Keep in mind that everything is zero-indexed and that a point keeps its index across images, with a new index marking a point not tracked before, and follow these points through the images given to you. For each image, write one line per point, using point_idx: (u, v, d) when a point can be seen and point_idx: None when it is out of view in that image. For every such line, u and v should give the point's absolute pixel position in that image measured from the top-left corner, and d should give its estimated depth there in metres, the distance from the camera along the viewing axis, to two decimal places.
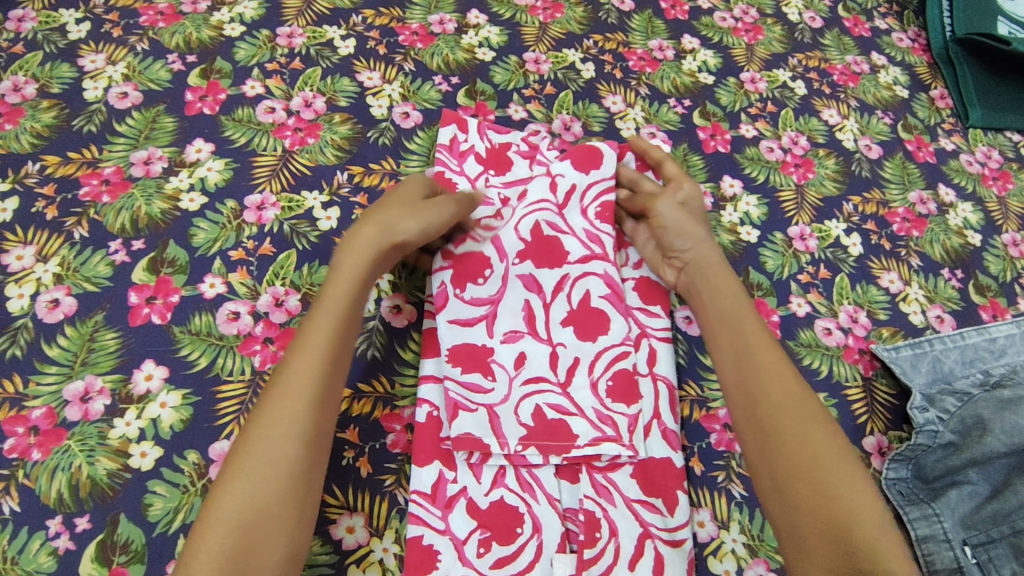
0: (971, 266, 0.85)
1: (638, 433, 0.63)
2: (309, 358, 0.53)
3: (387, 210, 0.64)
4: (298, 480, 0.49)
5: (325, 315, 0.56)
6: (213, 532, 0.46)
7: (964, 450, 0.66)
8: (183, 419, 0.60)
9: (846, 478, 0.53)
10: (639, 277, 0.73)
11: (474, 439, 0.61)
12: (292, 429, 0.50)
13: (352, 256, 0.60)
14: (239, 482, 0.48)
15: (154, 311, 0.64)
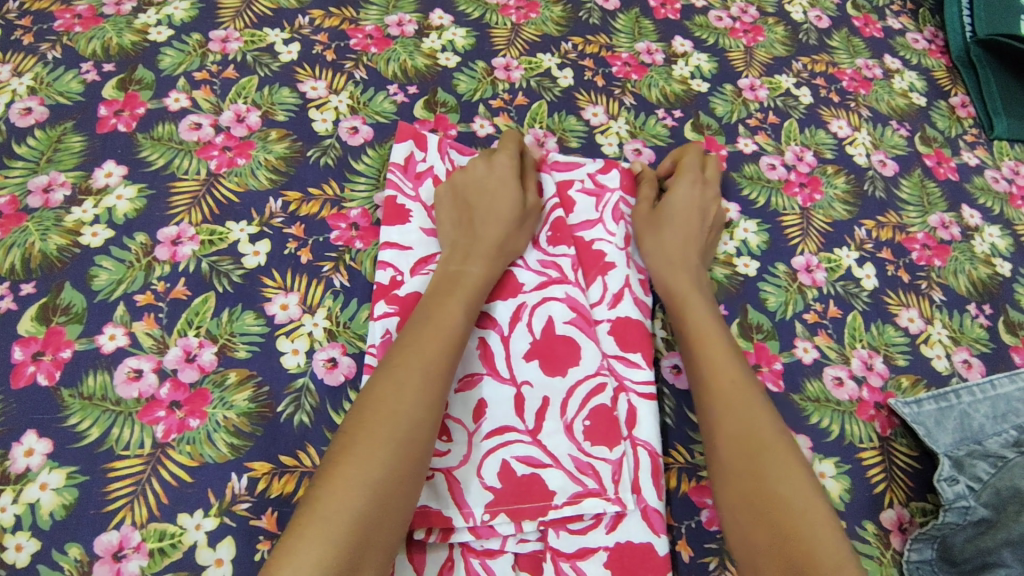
0: (1001, 300, 0.75)
1: (624, 484, 0.55)
2: (434, 357, 0.52)
3: (501, 215, 0.63)
4: (412, 482, 0.47)
5: (450, 312, 0.55)
6: (328, 527, 0.42)
7: (999, 529, 0.56)
8: (66, 505, 0.50)
9: (789, 499, 0.50)
10: (616, 319, 0.62)
11: (429, 511, 0.52)
12: (417, 430, 0.48)
13: (471, 266, 0.59)
14: (358, 476, 0.45)
15: (40, 369, 0.54)
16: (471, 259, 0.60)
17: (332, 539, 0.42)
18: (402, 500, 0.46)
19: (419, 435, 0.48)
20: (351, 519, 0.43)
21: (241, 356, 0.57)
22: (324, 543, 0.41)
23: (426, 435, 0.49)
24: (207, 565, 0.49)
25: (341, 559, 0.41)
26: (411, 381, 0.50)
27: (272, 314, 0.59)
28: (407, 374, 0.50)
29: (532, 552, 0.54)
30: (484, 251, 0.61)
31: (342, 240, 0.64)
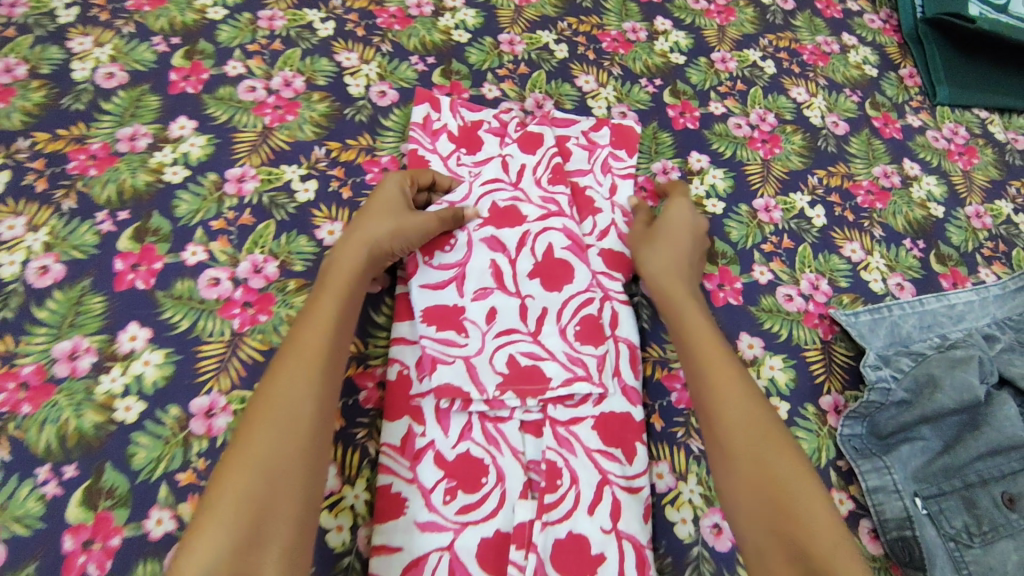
0: (934, 236, 0.87)
1: (607, 373, 0.68)
2: (308, 346, 0.57)
3: (379, 214, 0.69)
4: (303, 454, 0.52)
5: (325, 306, 0.61)
6: (221, 511, 0.48)
7: (916, 407, 0.69)
8: (166, 376, 0.63)
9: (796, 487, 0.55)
10: (604, 248, 0.76)
11: (453, 387, 0.65)
12: (297, 412, 0.54)
13: (342, 257, 0.65)
14: (245, 460, 0.50)
15: (138, 277, 0.67)
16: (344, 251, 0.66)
17: (231, 519, 0.48)
18: (297, 471, 0.51)
19: (304, 415, 0.54)
20: (240, 497, 0.48)
21: (298, 269, 0.70)
22: (218, 525, 0.47)
23: (312, 411, 0.54)
24: None
25: (241, 528, 0.47)
26: (291, 371, 0.56)
27: (321, 238, 0.72)
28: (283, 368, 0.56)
29: (535, 420, 0.66)
30: (355, 250, 0.66)
31: (376, 181, 0.77)
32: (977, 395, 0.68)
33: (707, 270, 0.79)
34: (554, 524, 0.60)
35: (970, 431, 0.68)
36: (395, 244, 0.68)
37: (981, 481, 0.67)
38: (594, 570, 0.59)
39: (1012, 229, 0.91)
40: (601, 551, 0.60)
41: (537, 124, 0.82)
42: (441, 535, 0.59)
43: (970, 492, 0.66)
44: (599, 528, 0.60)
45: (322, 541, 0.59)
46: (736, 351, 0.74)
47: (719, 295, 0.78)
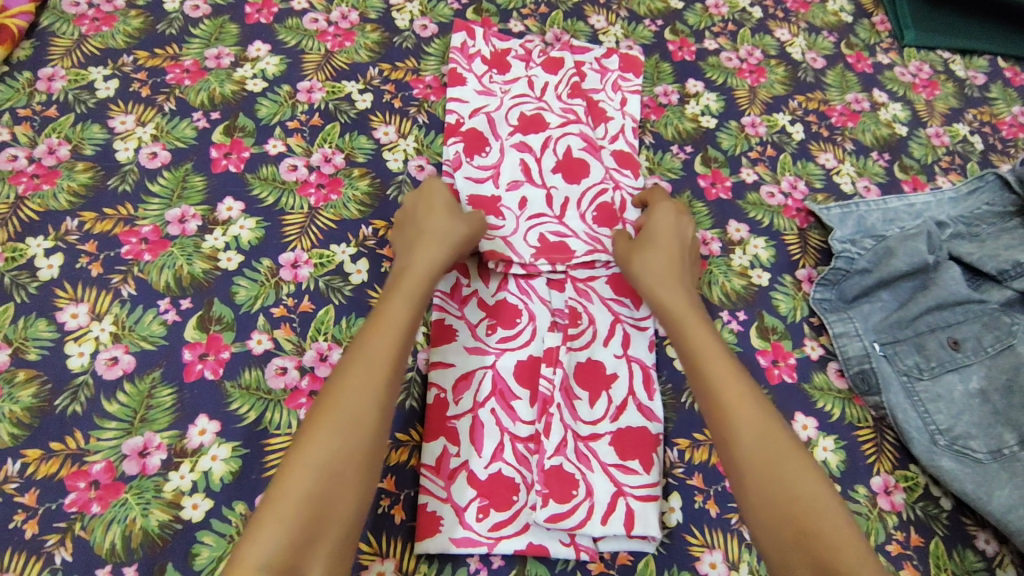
0: (897, 151, 1.02)
1: None
2: (376, 357, 0.60)
3: (450, 215, 0.74)
4: (361, 457, 0.56)
5: (396, 311, 0.64)
6: (280, 508, 0.52)
7: (876, 273, 0.83)
8: (258, 237, 0.77)
9: (795, 496, 0.57)
10: (616, 150, 0.89)
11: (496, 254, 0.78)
12: (358, 416, 0.57)
13: (419, 257, 0.70)
14: (306, 459, 0.54)
15: (231, 162, 0.82)
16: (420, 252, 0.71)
17: (291, 516, 0.52)
18: (351, 473, 0.55)
19: (361, 425, 0.57)
20: (301, 497, 0.52)
21: (361, 161, 0.85)
22: (278, 522, 0.51)
23: (372, 417, 0.58)
24: (351, 272, 0.77)
25: (299, 526, 0.51)
26: (354, 374, 0.59)
27: (378, 138, 0.87)
28: (347, 378, 0.59)
29: (560, 278, 0.79)
30: (433, 250, 0.70)
31: (421, 95, 0.92)
32: (925, 259, 0.81)
33: (701, 172, 0.93)
34: (576, 350, 0.74)
35: (921, 292, 0.82)
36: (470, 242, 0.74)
37: (930, 330, 0.80)
38: (608, 385, 0.72)
39: (967, 146, 1.05)
40: (614, 372, 0.73)
41: (557, 52, 0.96)
42: (484, 356, 0.73)
43: (920, 340, 0.80)
44: (612, 354, 0.74)
45: None
46: (725, 233, 0.88)
47: (711, 192, 0.92)
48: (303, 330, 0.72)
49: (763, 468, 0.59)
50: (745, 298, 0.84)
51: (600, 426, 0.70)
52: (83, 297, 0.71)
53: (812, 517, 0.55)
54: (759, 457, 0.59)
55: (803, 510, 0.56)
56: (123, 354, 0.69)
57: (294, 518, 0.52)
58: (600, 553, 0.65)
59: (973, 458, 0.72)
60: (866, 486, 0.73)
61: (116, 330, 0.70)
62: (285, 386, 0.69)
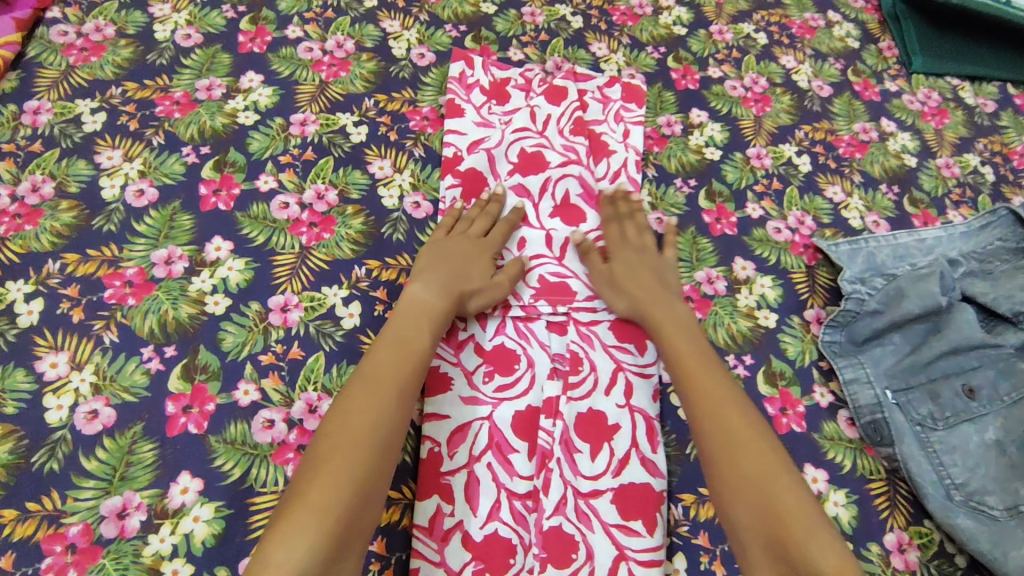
0: (907, 183, 0.99)
1: None
2: (398, 381, 0.63)
3: (470, 269, 0.74)
4: (378, 472, 0.57)
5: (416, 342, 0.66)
6: (305, 510, 0.52)
7: (886, 315, 0.81)
8: (247, 279, 0.74)
9: (794, 508, 0.58)
10: (616, 190, 0.87)
11: None
12: (381, 433, 0.59)
13: (433, 303, 0.70)
14: (332, 469, 0.55)
15: (220, 200, 0.79)
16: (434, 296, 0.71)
17: (311, 517, 0.52)
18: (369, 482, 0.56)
19: (382, 441, 0.59)
20: (322, 500, 0.53)
21: (355, 197, 0.82)
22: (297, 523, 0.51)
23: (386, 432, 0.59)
24: (343, 316, 0.74)
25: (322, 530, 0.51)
26: (377, 394, 0.61)
27: (373, 172, 0.84)
28: (370, 393, 0.61)
29: (560, 322, 0.77)
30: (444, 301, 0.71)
31: (418, 127, 0.89)
32: (937, 301, 0.79)
33: (706, 206, 0.90)
34: (576, 400, 0.71)
35: (933, 335, 0.79)
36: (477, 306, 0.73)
37: (945, 375, 0.77)
38: (610, 437, 0.69)
39: (978, 178, 1.02)
40: (616, 423, 0.70)
41: (560, 80, 0.93)
42: (481, 407, 0.70)
43: (934, 386, 0.77)
44: (614, 404, 0.71)
45: None
46: (731, 272, 0.85)
47: (716, 227, 0.89)
48: (292, 379, 0.70)
49: (761, 480, 0.60)
50: (751, 340, 0.81)
51: (601, 483, 0.67)
52: (63, 345, 0.68)
53: (810, 527, 0.56)
54: (755, 468, 0.60)
55: (803, 521, 0.57)
56: (104, 406, 0.66)
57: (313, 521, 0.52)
58: None
59: (989, 515, 0.68)
60: (879, 543, 0.70)
61: (97, 380, 0.67)
62: (272, 440, 0.66)
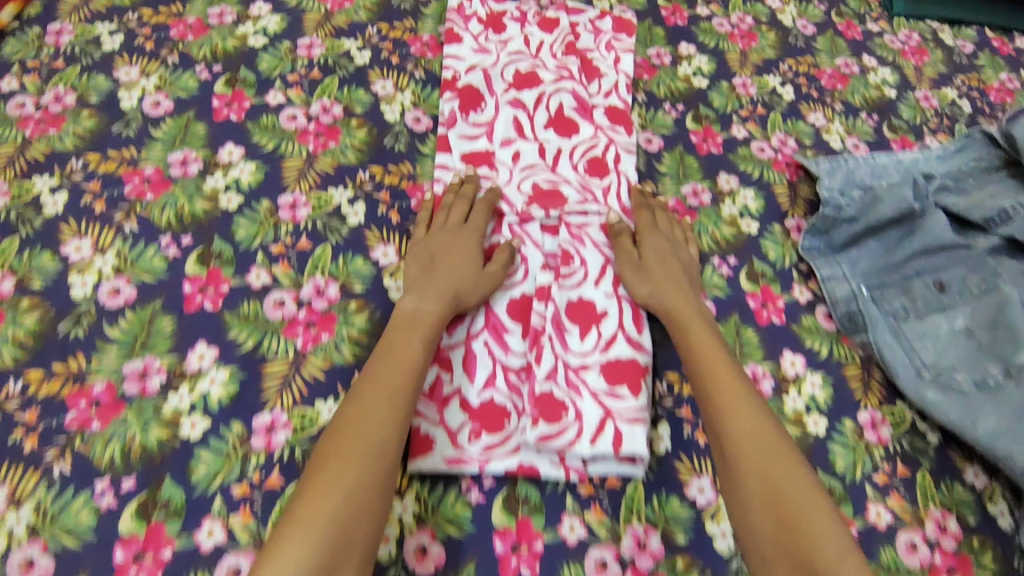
0: (886, 112, 1.03)
1: (613, 197, 0.83)
2: (397, 380, 0.62)
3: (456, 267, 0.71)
4: (379, 487, 0.57)
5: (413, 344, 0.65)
6: (306, 530, 0.52)
7: (863, 220, 0.85)
8: (258, 180, 0.79)
9: (807, 510, 0.58)
10: (608, 106, 0.90)
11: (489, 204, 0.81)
12: (381, 447, 0.58)
13: (424, 309, 0.68)
14: (333, 485, 0.55)
15: (232, 111, 0.84)
16: (425, 301, 0.68)
17: (312, 537, 0.52)
18: (371, 498, 0.56)
19: (382, 451, 0.58)
20: (321, 521, 0.53)
21: (359, 112, 0.86)
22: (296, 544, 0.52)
23: (387, 445, 0.58)
24: (348, 214, 0.78)
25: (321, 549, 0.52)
26: (375, 403, 0.60)
27: (376, 91, 0.89)
28: (367, 404, 0.60)
29: (553, 224, 0.80)
30: (438, 302, 0.69)
31: (419, 52, 0.94)
32: (910, 205, 0.83)
33: (693, 128, 0.95)
34: (567, 289, 0.75)
35: (907, 238, 0.84)
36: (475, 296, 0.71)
37: (917, 274, 0.82)
38: (598, 321, 0.73)
39: (956, 109, 1.07)
40: (605, 309, 0.74)
41: (553, 12, 0.98)
42: None
43: (907, 283, 0.82)
44: (603, 293, 0.75)
45: (386, 295, 0.74)
46: (716, 184, 0.90)
47: (703, 146, 0.93)
48: (300, 266, 0.74)
49: (770, 483, 0.60)
50: (734, 245, 0.85)
51: (590, 358, 0.71)
52: (87, 231, 0.73)
53: (821, 530, 0.57)
54: (762, 471, 0.60)
55: (813, 521, 0.57)
56: (125, 284, 0.70)
57: (312, 539, 0.52)
58: (589, 474, 0.67)
59: (958, 389, 0.73)
60: (853, 420, 0.75)
61: (118, 263, 0.71)
62: (283, 317, 0.71)
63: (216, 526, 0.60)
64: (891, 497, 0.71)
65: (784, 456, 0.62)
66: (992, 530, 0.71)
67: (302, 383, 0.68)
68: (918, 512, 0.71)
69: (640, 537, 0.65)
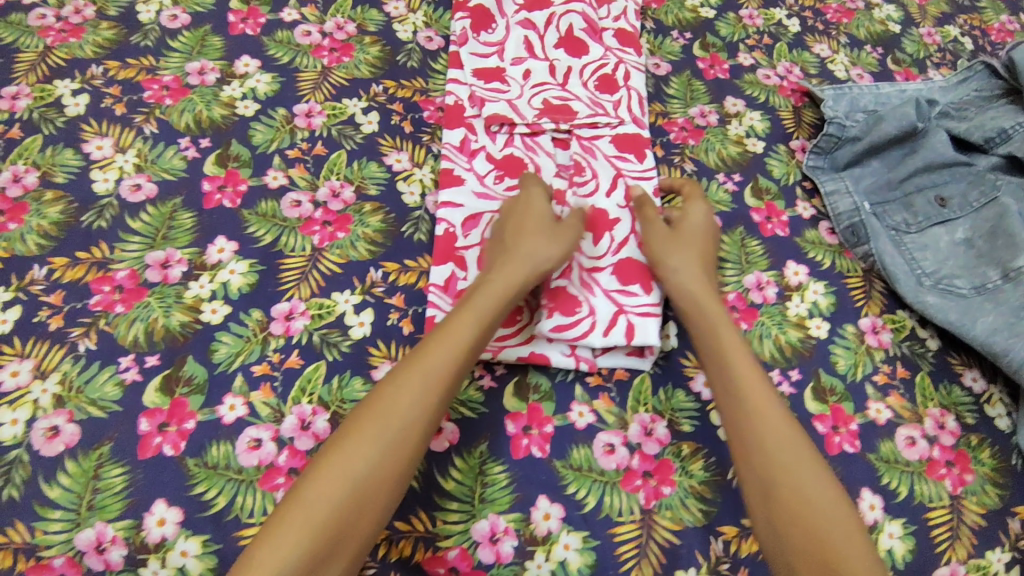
0: (890, 46, 1.05)
1: (623, 111, 0.83)
2: (434, 367, 0.58)
3: (535, 231, 0.69)
4: (390, 479, 0.54)
5: (460, 324, 0.61)
6: (304, 518, 0.50)
7: (866, 139, 0.87)
8: (274, 90, 0.80)
9: (831, 519, 0.55)
10: (618, 29, 0.89)
11: (499, 117, 0.79)
12: (401, 434, 0.55)
13: (496, 279, 0.65)
14: (341, 472, 0.53)
15: (247, 26, 0.85)
16: (499, 269, 0.66)
17: (309, 525, 0.50)
18: (380, 491, 0.53)
19: (400, 438, 0.55)
20: (321, 512, 0.51)
21: (373, 30, 0.87)
22: (291, 533, 0.50)
23: (409, 432, 0.55)
24: (362, 123, 0.80)
25: (314, 541, 0.50)
26: (406, 387, 0.57)
27: (389, 12, 0.90)
28: (396, 384, 0.57)
29: (563, 139, 0.82)
30: (514, 272, 0.66)
31: None
32: (913, 121, 0.84)
33: (700, 55, 0.96)
34: (582, 196, 0.77)
35: (909, 156, 0.86)
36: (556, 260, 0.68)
37: (918, 189, 0.84)
38: (612, 227, 0.74)
39: (958, 46, 1.08)
40: (618, 217, 0.75)
41: None
42: (490, 201, 0.75)
43: (908, 198, 0.84)
44: (615, 204, 0.76)
45: (400, 199, 0.75)
46: (722, 107, 0.91)
47: (710, 72, 0.95)
48: (316, 170, 0.76)
49: (793, 486, 0.56)
50: (740, 163, 0.87)
51: (603, 261, 0.72)
52: (108, 132, 0.75)
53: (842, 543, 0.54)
54: (787, 467, 0.57)
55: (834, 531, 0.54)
56: (146, 182, 0.72)
57: (308, 531, 0.50)
58: (598, 365, 0.69)
59: (958, 293, 0.76)
60: (854, 325, 0.77)
61: (139, 162, 0.74)
62: (300, 215, 0.73)
63: (238, 402, 0.62)
64: (890, 396, 0.73)
65: (815, 464, 0.58)
66: (989, 429, 0.73)
67: (319, 276, 0.69)
68: (916, 410, 0.73)
69: (646, 425, 0.67)
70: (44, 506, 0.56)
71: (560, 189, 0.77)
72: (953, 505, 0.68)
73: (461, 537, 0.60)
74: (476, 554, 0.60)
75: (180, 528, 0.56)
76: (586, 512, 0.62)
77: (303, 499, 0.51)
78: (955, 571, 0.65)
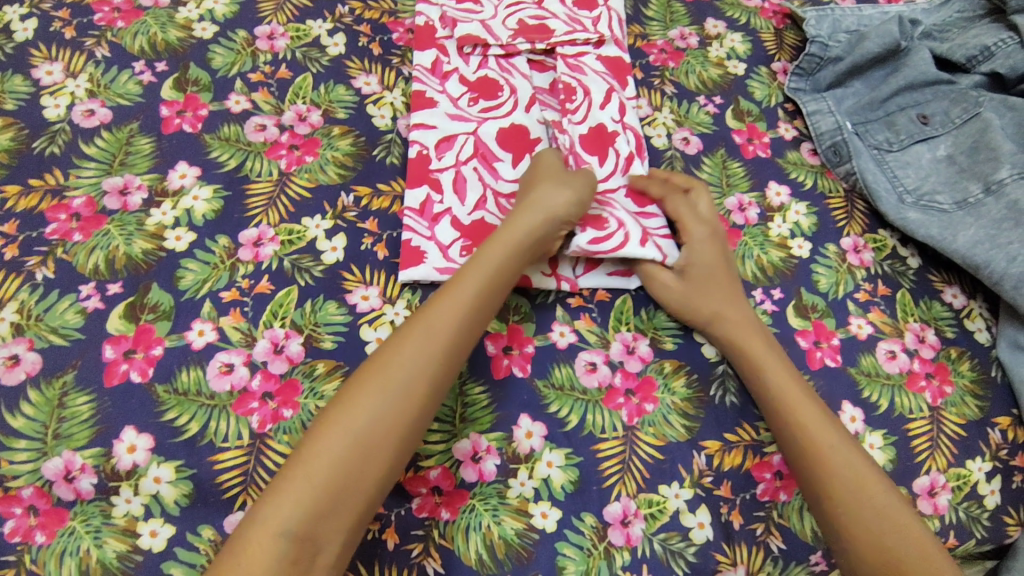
0: None
1: (603, 28, 0.79)
2: (440, 323, 0.56)
3: (551, 182, 0.66)
4: (394, 438, 0.52)
5: (468, 280, 0.59)
6: (308, 472, 0.50)
7: (849, 58, 0.85)
8: (233, 12, 0.76)
9: (883, 518, 0.56)
10: None
11: (472, 38, 0.76)
12: (408, 391, 0.53)
13: (507, 229, 0.62)
14: (343, 427, 0.51)
15: None
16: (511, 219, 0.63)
17: (313, 480, 0.49)
18: (384, 449, 0.52)
19: (407, 397, 0.53)
20: (324, 468, 0.50)
21: None
22: (293, 489, 0.49)
23: (417, 392, 0.54)
24: (328, 45, 0.76)
25: (317, 496, 0.49)
26: (415, 342, 0.55)
27: None
28: (405, 341, 0.55)
29: (540, 61, 0.79)
30: (527, 220, 0.63)
31: None
32: (896, 38, 0.82)
33: None
34: (577, 124, 0.74)
35: (891, 75, 0.84)
36: (573, 211, 0.65)
37: (900, 109, 0.83)
38: (613, 142, 0.73)
39: None
40: (615, 131, 0.74)
41: None
42: (466, 123, 0.72)
43: (891, 118, 0.83)
44: (611, 118, 0.75)
45: (370, 122, 0.73)
46: (703, 29, 0.89)
47: None
48: (281, 94, 0.72)
49: (844, 485, 0.57)
50: (721, 85, 0.85)
51: (614, 183, 0.72)
52: (58, 57, 0.71)
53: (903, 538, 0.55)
54: (835, 468, 0.57)
55: (890, 528, 0.55)
56: (100, 107, 0.69)
57: (313, 487, 0.49)
58: (581, 285, 0.68)
59: (939, 209, 0.76)
60: (835, 244, 0.76)
61: (92, 87, 0.70)
62: (265, 140, 0.69)
63: (207, 327, 0.60)
64: (872, 313, 0.73)
65: (858, 460, 0.58)
66: (969, 343, 0.73)
67: (288, 201, 0.67)
68: (898, 325, 0.73)
69: (628, 343, 0.66)
70: (8, 436, 0.54)
71: (553, 121, 0.75)
72: (933, 416, 0.68)
73: (443, 457, 0.59)
74: (458, 473, 0.59)
75: (151, 455, 0.55)
76: (569, 430, 0.62)
77: (306, 455, 0.50)
78: (935, 480, 0.66)
